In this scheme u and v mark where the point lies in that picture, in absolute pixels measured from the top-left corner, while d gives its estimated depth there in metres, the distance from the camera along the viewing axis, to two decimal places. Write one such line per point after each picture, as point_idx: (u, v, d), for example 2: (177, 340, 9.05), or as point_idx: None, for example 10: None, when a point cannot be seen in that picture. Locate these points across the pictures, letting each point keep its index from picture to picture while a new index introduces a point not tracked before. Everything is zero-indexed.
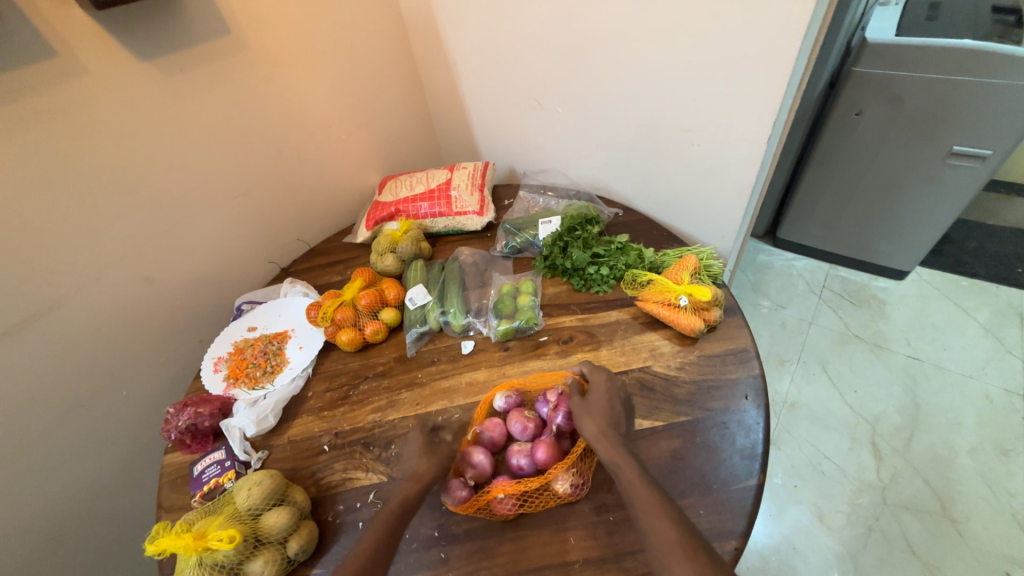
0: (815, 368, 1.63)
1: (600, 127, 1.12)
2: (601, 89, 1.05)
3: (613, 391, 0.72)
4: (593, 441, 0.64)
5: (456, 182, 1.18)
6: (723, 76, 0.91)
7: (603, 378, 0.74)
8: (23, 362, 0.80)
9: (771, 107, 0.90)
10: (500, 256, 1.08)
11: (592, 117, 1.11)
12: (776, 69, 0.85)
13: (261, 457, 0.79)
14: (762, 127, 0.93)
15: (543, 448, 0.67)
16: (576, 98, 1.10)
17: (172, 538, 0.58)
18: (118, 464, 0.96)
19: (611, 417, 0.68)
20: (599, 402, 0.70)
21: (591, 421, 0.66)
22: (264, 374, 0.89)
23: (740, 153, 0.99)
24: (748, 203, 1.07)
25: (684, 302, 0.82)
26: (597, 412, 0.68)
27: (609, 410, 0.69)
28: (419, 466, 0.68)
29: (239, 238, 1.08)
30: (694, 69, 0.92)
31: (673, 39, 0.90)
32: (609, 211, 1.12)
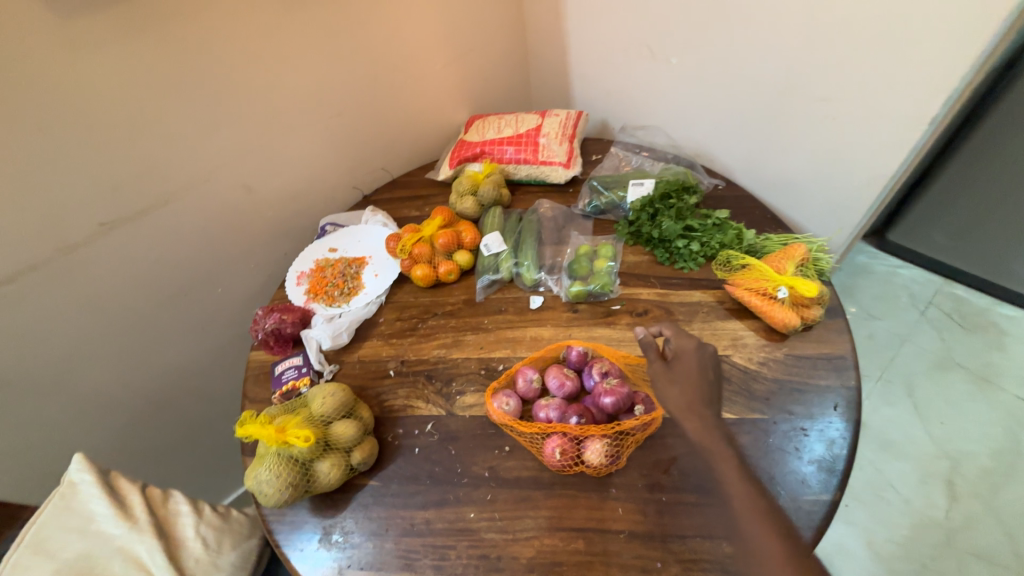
0: (899, 389, 1.48)
1: (716, 87, 1.00)
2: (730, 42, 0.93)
3: (701, 359, 0.65)
4: (681, 417, 0.60)
5: (545, 129, 1.11)
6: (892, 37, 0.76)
7: (689, 344, 0.66)
8: (142, 247, 0.91)
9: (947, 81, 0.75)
10: (581, 215, 1.03)
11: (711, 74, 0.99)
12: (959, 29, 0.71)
13: (332, 370, 0.84)
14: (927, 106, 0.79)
15: (575, 411, 0.68)
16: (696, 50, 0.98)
17: (258, 427, 0.64)
18: (210, 350, 1.09)
19: (703, 393, 0.61)
20: (686, 372, 0.63)
21: (679, 396, 0.61)
22: (341, 295, 0.94)
23: (884, 134, 0.85)
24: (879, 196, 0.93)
25: (784, 295, 0.74)
26: (685, 384, 0.62)
27: (697, 380, 0.62)
28: None
29: (328, 160, 1.11)
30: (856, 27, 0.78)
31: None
32: (709, 181, 1.02)
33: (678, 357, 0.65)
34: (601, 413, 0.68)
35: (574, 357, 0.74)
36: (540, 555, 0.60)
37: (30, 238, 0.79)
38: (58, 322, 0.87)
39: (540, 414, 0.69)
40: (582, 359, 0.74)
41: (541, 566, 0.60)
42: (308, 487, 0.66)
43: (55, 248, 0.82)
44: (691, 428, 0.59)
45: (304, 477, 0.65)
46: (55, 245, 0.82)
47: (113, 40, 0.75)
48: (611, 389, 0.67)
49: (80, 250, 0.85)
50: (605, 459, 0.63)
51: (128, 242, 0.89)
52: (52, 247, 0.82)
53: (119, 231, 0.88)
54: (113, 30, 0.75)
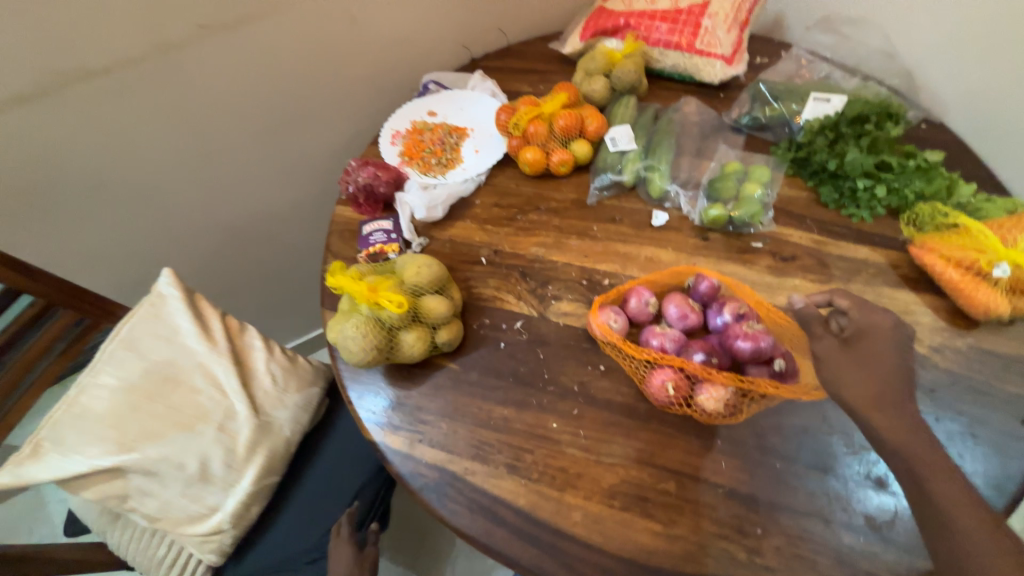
0: None
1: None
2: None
3: (892, 339, 0.52)
4: (867, 410, 0.48)
5: (714, 7, 0.87)
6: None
7: (875, 319, 0.53)
8: (237, 63, 0.84)
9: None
10: (732, 127, 0.83)
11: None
12: None
13: (421, 244, 0.76)
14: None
15: (696, 348, 0.59)
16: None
17: (351, 281, 0.59)
18: (292, 197, 1.06)
19: (896, 381, 0.49)
20: (872, 353, 0.51)
21: (863, 381, 0.49)
22: (438, 165, 0.85)
23: None
24: None
25: (999, 275, 0.57)
26: (871, 367, 0.50)
27: (888, 363, 0.50)
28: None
29: (443, 3, 0.95)
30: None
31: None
32: (915, 113, 0.79)
33: (861, 336, 0.52)
34: (727, 358, 0.58)
35: (703, 289, 0.63)
36: (624, 485, 0.55)
37: (129, 24, 0.74)
38: (154, 128, 0.84)
39: (651, 342, 0.61)
40: (712, 292, 0.63)
41: (624, 496, 0.54)
42: (390, 354, 0.61)
43: (154, 43, 0.77)
44: (875, 424, 0.47)
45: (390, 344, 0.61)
46: (154, 39, 0.77)
47: None
48: (745, 333, 0.57)
49: (178, 51, 0.79)
50: (721, 407, 0.55)
51: (225, 54, 0.83)
52: (149, 42, 0.77)
53: (217, 38, 0.81)
54: None
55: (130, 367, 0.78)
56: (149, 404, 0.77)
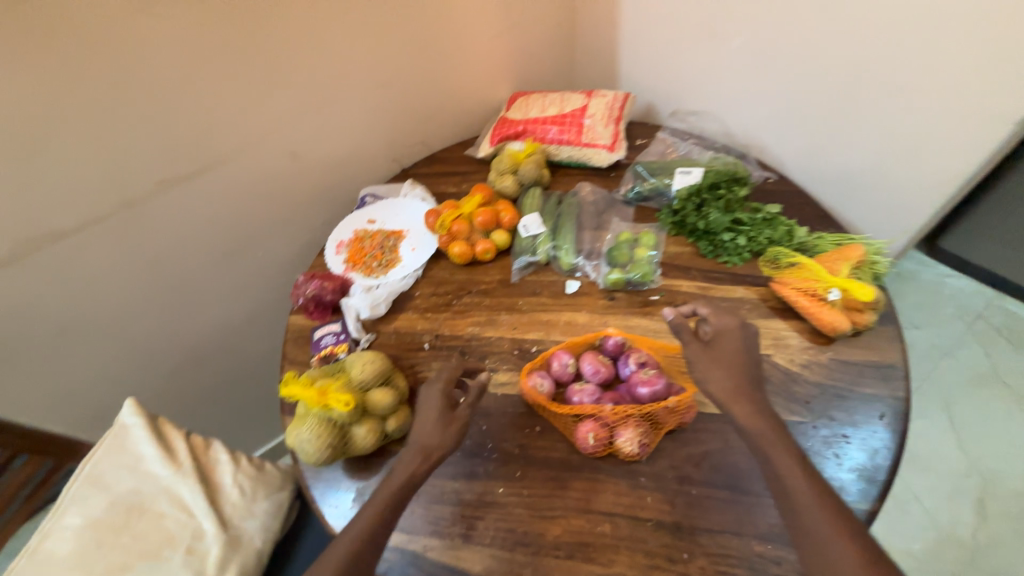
0: (936, 404, 1.49)
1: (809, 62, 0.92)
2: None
3: (741, 337, 0.66)
4: (730, 401, 0.60)
5: (592, 109, 1.08)
6: (971, 28, 0.76)
7: (728, 322, 0.66)
8: (193, 205, 0.95)
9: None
10: (622, 201, 1.00)
11: (813, 31, 0.88)
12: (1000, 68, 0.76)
13: (369, 339, 0.85)
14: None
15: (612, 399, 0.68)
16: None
17: (301, 387, 0.66)
18: (251, 308, 1.14)
19: (748, 371, 0.62)
20: (728, 351, 0.64)
21: (725, 378, 0.61)
22: (379, 266, 0.96)
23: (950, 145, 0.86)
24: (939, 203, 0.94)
25: (834, 297, 0.72)
26: (729, 364, 0.63)
27: (740, 358, 0.63)
28: (432, 439, 0.63)
29: (371, 131, 1.12)
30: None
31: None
32: (759, 174, 0.99)
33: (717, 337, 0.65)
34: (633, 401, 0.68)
35: (609, 345, 0.74)
36: (566, 534, 0.61)
37: (94, 190, 0.84)
38: (118, 272, 0.92)
39: (573, 399, 0.70)
40: (617, 346, 0.74)
41: (568, 544, 0.61)
42: (345, 449, 0.68)
43: (118, 202, 0.87)
44: (758, 416, 0.59)
45: (343, 440, 0.67)
46: (118, 198, 0.87)
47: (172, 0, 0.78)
48: (648, 380, 0.67)
49: (139, 204, 0.90)
50: (638, 448, 0.64)
51: (182, 199, 0.94)
52: (114, 201, 0.87)
53: (176, 189, 0.92)
54: None
55: (94, 503, 0.80)
56: (115, 537, 0.78)
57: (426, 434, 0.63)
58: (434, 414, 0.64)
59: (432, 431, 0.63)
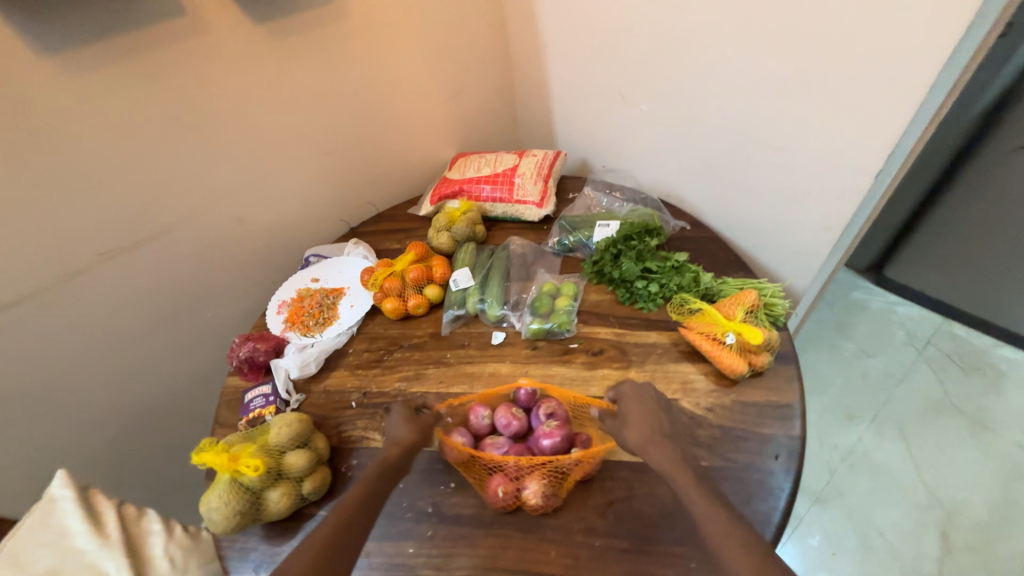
0: (891, 432, 1.49)
1: (703, 124, 0.99)
2: (724, 63, 0.89)
3: (645, 396, 0.72)
4: (645, 449, 0.64)
5: (522, 169, 1.16)
6: (821, 92, 0.81)
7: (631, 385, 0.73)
8: (138, 274, 0.97)
9: (908, 113, 0.73)
10: (551, 252, 1.07)
11: (705, 95, 0.96)
12: (866, 133, 0.79)
13: (299, 399, 0.88)
14: (886, 139, 0.77)
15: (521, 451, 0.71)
16: (694, 69, 0.95)
17: (213, 453, 0.67)
18: (198, 369, 1.16)
19: (656, 423, 0.67)
20: (636, 409, 0.69)
21: (636, 431, 0.66)
22: (316, 325, 0.99)
23: (832, 202, 0.89)
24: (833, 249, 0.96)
25: (731, 340, 0.76)
26: (638, 420, 0.67)
27: (647, 413, 0.68)
28: (403, 435, 0.73)
29: (316, 195, 1.18)
30: (812, 61, 0.79)
31: (767, 47, 0.83)
32: (674, 223, 1.05)
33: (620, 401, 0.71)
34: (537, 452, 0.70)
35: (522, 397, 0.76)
36: None
37: (34, 266, 0.85)
38: (57, 345, 0.92)
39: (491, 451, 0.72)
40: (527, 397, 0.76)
41: None
42: (258, 514, 0.69)
43: (57, 275, 0.87)
44: None
45: (255, 505, 0.68)
46: (59, 270, 0.87)
47: (121, 89, 0.83)
48: (552, 432, 0.70)
49: (80, 276, 0.90)
50: (543, 499, 0.65)
51: (125, 269, 0.95)
52: (54, 274, 0.87)
53: (119, 260, 0.94)
54: (122, 80, 0.83)
55: None
56: None
57: (398, 433, 0.73)
58: (402, 419, 0.75)
59: (400, 430, 0.74)
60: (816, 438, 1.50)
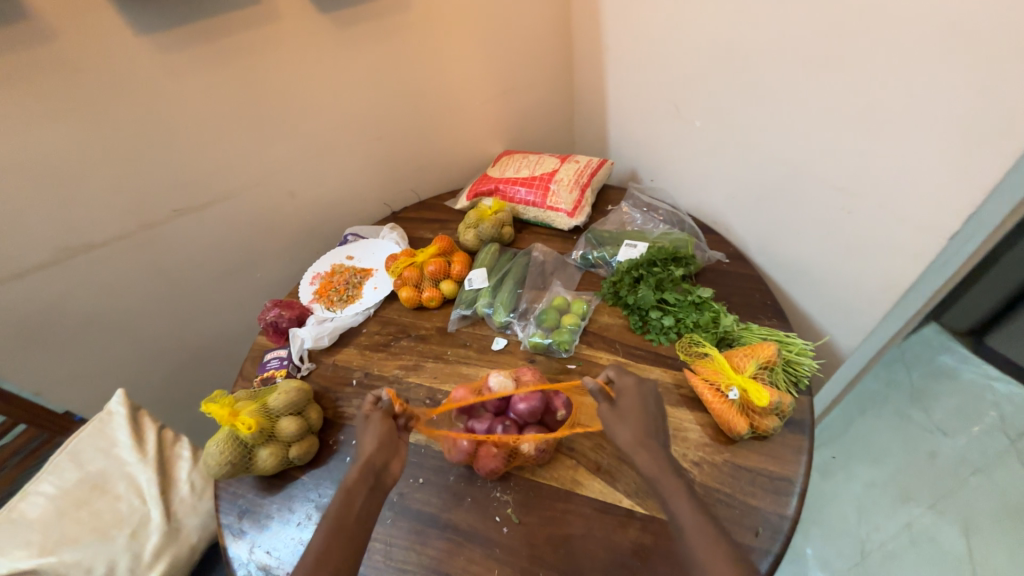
0: (951, 526, 1.28)
1: (760, 152, 0.90)
2: (790, 88, 0.81)
3: (643, 392, 0.70)
4: (634, 451, 0.64)
5: (561, 175, 1.13)
6: (897, 133, 0.70)
7: (631, 381, 0.72)
8: (201, 231, 1.09)
9: (1001, 170, 0.61)
10: (573, 265, 1.04)
11: (765, 121, 0.87)
12: (946, 186, 0.67)
13: (309, 368, 0.95)
14: (971, 198, 0.65)
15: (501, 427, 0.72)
16: (756, 91, 0.86)
17: (219, 404, 0.75)
18: (243, 322, 1.29)
19: (649, 425, 0.66)
20: (633, 408, 0.68)
21: (627, 432, 0.66)
22: (339, 301, 1.06)
23: (896, 259, 0.78)
24: (893, 311, 0.84)
25: (734, 395, 0.69)
26: (634, 421, 0.66)
27: (643, 413, 0.67)
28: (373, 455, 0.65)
29: (364, 178, 1.25)
30: (890, 96, 0.69)
31: (841, 75, 0.73)
32: (711, 254, 0.97)
33: (620, 394, 0.70)
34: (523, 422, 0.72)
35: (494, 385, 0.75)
36: None
37: (119, 214, 0.98)
38: (132, 284, 1.06)
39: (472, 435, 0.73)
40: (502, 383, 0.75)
41: None
42: (248, 466, 0.76)
43: (137, 224, 1.01)
44: None
45: (246, 459, 0.75)
46: (139, 221, 1.01)
47: (202, 67, 0.93)
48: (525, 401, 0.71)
49: (155, 228, 1.03)
50: (538, 450, 0.69)
51: (191, 226, 1.07)
52: (135, 223, 1.01)
53: (187, 217, 1.06)
54: (204, 59, 0.92)
55: (69, 476, 0.92)
56: (76, 511, 0.89)
57: (370, 455, 0.65)
58: (373, 439, 0.66)
59: (370, 448, 0.66)
60: (854, 511, 1.34)
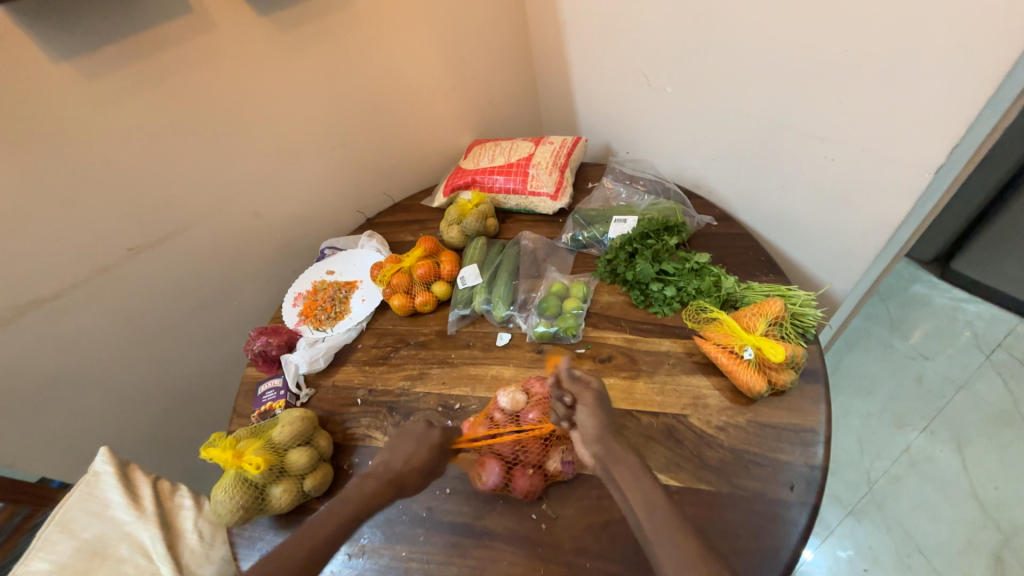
0: (946, 444, 1.35)
1: (735, 110, 0.90)
2: (758, 42, 0.80)
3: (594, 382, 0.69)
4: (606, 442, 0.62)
5: (537, 158, 1.10)
6: (869, 76, 0.70)
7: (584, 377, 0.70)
8: (164, 267, 1.01)
9: (981, 98, 0.62)
10: (564, 248, 1.02)
11: (736, 80, 0.87)
12: (924, 122, 0.68)
13: (308, 394, 0.90)
14: (949, 131, 0.67)
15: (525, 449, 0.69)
16: (723, 50, 0.85)
17: (220, 449, 0.70)
18: (226, 355, 1.22)
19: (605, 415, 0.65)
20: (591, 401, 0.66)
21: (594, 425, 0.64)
22: (328, 318, 1.00)
23: (879, 199, 0.79)
24: (882, 250, 0.86)
25: (749, 355, 0.70)
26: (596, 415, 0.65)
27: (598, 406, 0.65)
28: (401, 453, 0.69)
29: (332, 188, 1.19)
30: (859, 41, 0.69)
31: (808, 23, 0.72)
32: (699, 218, 0.97)
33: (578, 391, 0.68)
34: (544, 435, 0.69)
35: (506, 404, 0.72)
36: None
37: (68, 262, 0.90)
38: (97, 335, 0.98)
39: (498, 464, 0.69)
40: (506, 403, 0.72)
41: None
42: (262, 508, 0.72)
43: (90, 269, 0.93)
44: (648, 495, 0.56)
45: (259, 500, 0.71)
46: (92, 266, 0.92)
47: (136, 90, 0.85)
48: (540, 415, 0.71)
49: (111, 271, 0.95)
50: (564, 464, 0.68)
51: (151, 263, 0.99)
52: (87, 268, 0.92)
53: (145, 254, 0.98)
54: (136, 81, 0.84)
55: (61, 548, 0.84)
56: None
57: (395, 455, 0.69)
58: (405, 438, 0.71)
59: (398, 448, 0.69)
60: (856, 444, 1.39)
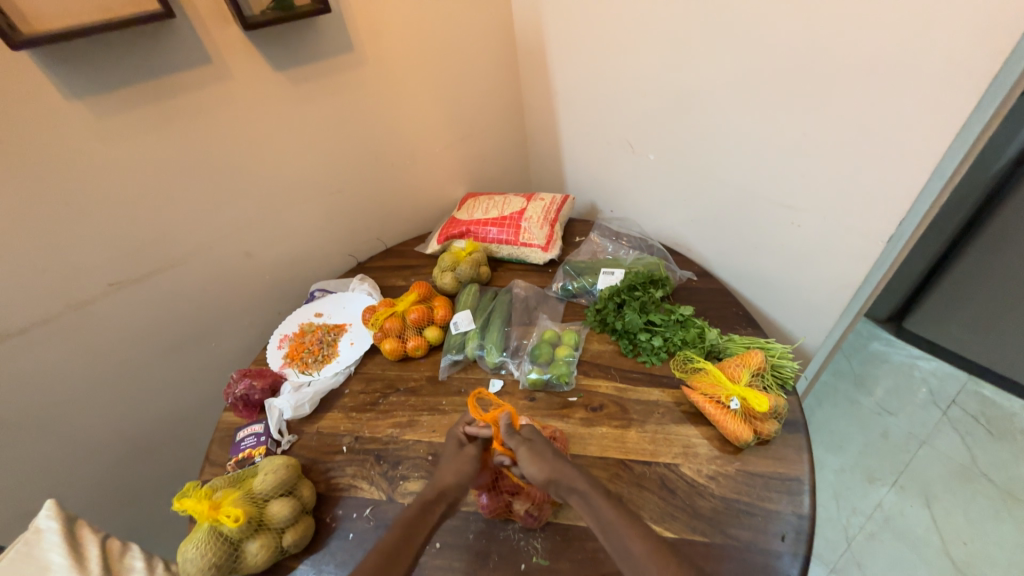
0: (915, 498, 1.39)
1: (711, 178, 1.00)
2: (732, 122, 0.91)
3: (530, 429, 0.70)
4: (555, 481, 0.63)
5: (529, 213, 1.17)
6: (828, 152, 0.81)
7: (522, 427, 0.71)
8: (146, 304, 0.99)
9: (919, 179, 0.73)
10: (554, 297, 1.06)
11: (711, 153, 0.97)
12: (877, 195, 0.79)
13: (290, 441, 0.86)
14: (895, 204, 0.77)
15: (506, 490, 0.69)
16: (701, 127, 0.96)
17: (195, 500, 0.65)
18: (198, 398, 1.16)
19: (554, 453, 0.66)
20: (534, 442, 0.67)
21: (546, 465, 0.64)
22: (315, 361, 0.98)
23: (840, 262, 0.88)
24: (845, 308, 0.94)
25: (735, 405, 0.73)
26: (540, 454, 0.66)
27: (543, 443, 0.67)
28: (444, 477, 0.67)
29: (327, 232, 1.21)
30: (815, 125, 0.80)
31: (773, 108, 0.84)
32: (680, 273, 1.04)
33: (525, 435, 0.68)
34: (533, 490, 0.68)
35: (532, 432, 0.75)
36: None
37: (45, 295, 0.86)
38: (61, 374, 0.92)
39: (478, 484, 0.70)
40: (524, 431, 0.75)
41: None
42: (234, 566, 0.67)
43: (67, 304, 0.89)
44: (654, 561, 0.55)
45: (232, 557, 0.66)
46: (68, 300, 0.89)
47: (145, 131, 0.87)
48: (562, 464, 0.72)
49: (88, 307, 0.92)
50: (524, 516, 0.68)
51: (133, 300, 0.97)
52: (63, 303, 0.89)
53: (127, 290, 0.95)
54: (147, 122, 0.87)
55: None
56: None
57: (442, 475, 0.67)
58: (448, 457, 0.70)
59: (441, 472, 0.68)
60: (833, 499, 1.42)
